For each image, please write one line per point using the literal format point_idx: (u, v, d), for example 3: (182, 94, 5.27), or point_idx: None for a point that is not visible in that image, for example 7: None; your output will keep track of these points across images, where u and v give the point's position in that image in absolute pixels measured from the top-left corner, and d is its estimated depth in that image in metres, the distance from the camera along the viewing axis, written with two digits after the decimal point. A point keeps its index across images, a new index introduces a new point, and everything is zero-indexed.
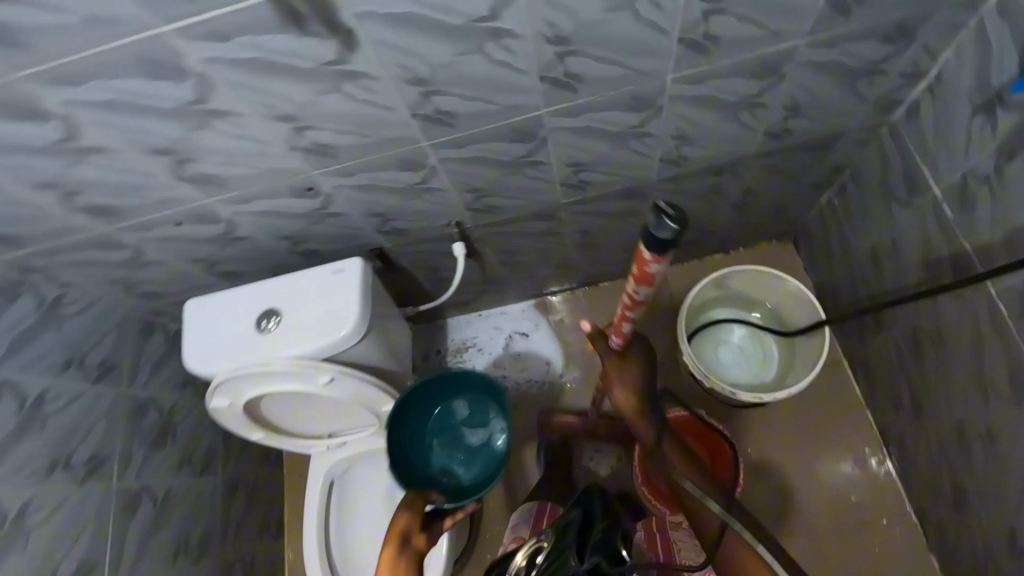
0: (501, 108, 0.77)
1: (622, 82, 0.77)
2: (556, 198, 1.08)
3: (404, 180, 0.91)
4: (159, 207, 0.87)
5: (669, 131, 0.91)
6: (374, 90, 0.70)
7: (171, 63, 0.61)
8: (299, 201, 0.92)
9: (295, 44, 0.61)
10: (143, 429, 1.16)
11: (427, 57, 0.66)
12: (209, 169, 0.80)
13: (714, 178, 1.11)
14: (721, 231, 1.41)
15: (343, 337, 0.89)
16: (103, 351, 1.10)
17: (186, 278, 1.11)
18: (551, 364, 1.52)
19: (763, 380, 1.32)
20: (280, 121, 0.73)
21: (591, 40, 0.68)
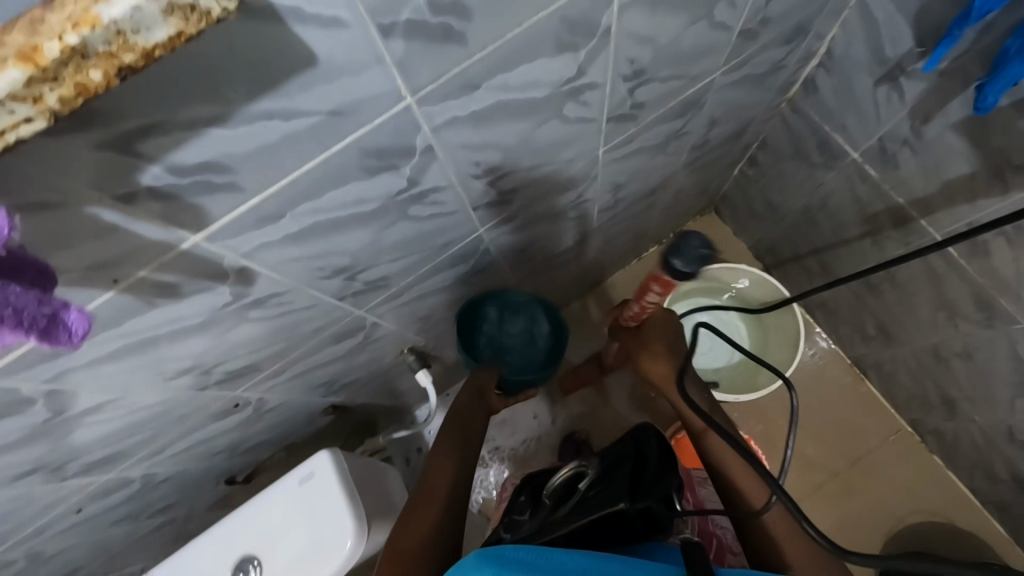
0: (436, 248, 0.66)
1: (557, 174, 0.68)
2: (504, 281, 0.97)
3: (345, 347, 0.77)
4: (47, 510, 0.66)
5: (604, 188, 0.84)
6: (289, 300, 0.55)
7: (2, 401, 0.43)
8: (227, 419, 0.74)
9: (173, 311, 0.45)
10: None
11: (345, 248, 0.52)
12: (100, 453, 0.61)
13: (645, 200, 1.07)
14: (654, 230, 1.39)
15: (346, 554, 0.74)
16: None
17: (110, 537, 0.89)
18: (540, 418, 1.39)
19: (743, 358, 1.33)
20: (178, 377, 0.56)
21: (521, 157, 0.58)
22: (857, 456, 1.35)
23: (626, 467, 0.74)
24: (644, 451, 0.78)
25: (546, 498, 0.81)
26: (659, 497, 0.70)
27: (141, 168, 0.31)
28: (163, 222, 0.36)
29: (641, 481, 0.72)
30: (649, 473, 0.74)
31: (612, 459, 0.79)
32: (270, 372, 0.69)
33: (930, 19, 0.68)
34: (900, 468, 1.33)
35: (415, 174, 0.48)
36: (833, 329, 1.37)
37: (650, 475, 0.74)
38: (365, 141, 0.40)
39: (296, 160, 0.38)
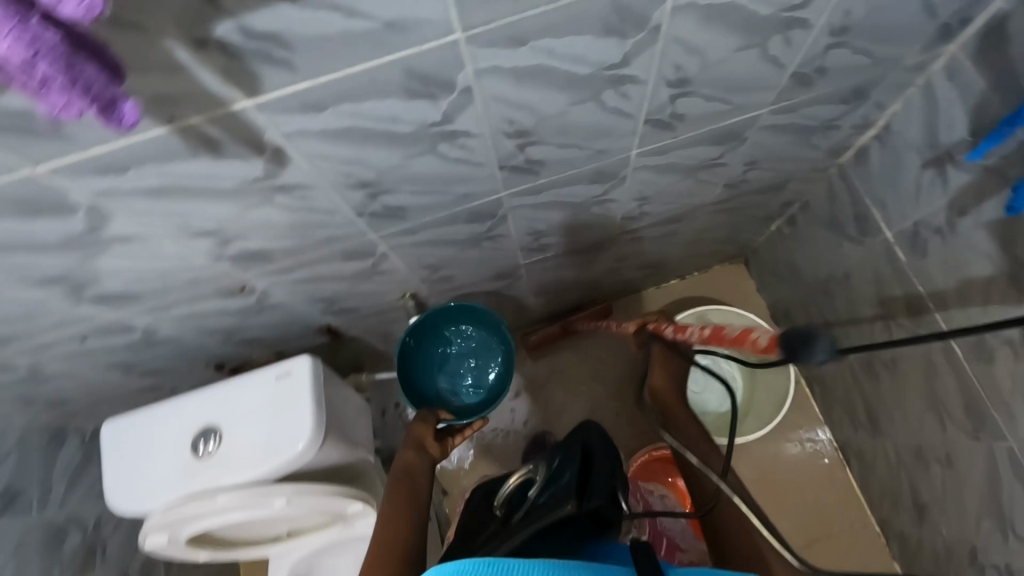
0: (456, 198, 0.70)
1: (585, 161, 0.71)
2: (515, 260, 1.00)
3: (353, 268, 0.82)
4: (56, 327, 0.73)
5: (630, 195, 0.87)
6: (312, 197, 0.60)
7: (51, 201, 0.49)
8: (231, 300, 0.80)
9: (209, 168, 0.50)
10: (64, 556, 1.01)
11: (372, 162, 0.57)
12: (115, 288, 0.67)
13: (673, 224, 1.09)
14: (677, 262, 1.40)
15: (298, 452, 0.79)
16: (5, 477, 0.94)
17: (102, 382, 0.96)
18: (516, 411, 1.42)
19: (728, 409, 1.33)
20: (199, 237, 0.62)
21: (554, 130, 0.62)
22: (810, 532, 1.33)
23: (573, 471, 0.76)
24: (589, 446, 0.82)
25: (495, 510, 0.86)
26: (607, 497, 0.73)
27: (218, 18, 0.37)
28: (223, 77, 0.41)
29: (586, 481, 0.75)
30: (598, 471, 0.77)
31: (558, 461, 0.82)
32: (278, 266, 0.75)
33: (987, 112, 0.69)
34: (853, 557, 1.30)
35: (451, 111, 0.53)
36: (826, 409, 1.36)
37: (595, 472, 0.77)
38: (411, 63, 0.45)
39: (348, 58, 0.43)
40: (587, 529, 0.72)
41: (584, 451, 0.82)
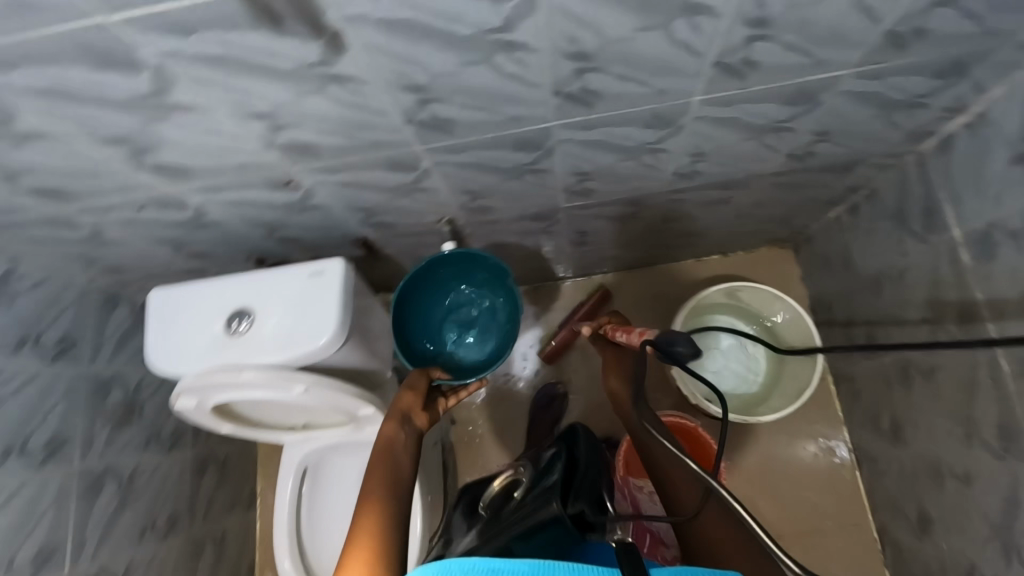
0: (506, 119, 0.69)
1: (644, 100, 0.69)
2: (555, 202, 0.99)
3: (395, 180, 0.83)
4: (118, 192, 0.78)
5: (685, 148, 0.84)
6: (364, 94, 0.61)
7: (121, 55, 0.52)
8: (276, 193, 0.83)
9: (269, 43, 0.51)
10: (107, 407, 1.12)
11: (426, 65, 0.57)
12: (172, 159, 0.71)
13: (724, 192, 1.05)
14: (722, 236, 1.36)
15: (320, 346, 0.83)
16: (62, 328, 1.04)
17: (154, 256, 1.03)
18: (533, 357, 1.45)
19: (746, 392, 1.30)
20: (253, 119, 0.63)
21: (616, 58, 0.59)
22: (804, 528, 1.32)
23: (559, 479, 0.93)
24: (575, 456, 1.00)
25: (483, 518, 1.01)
26: (588, 500, 0.89)
27: None
28: None
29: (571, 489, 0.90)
30: (581, 483, 0.93)
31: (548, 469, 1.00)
32: (324, 165, 0.76)
33: None
34: (843, 559, 1.28)
35: (513, 17, 0.52)
36: (848, 409, 1.33)
37: (579, 481, 0.93)
38: None
39: None
40: (572, 533, 0.83)
41: (571, 462, 1.00)
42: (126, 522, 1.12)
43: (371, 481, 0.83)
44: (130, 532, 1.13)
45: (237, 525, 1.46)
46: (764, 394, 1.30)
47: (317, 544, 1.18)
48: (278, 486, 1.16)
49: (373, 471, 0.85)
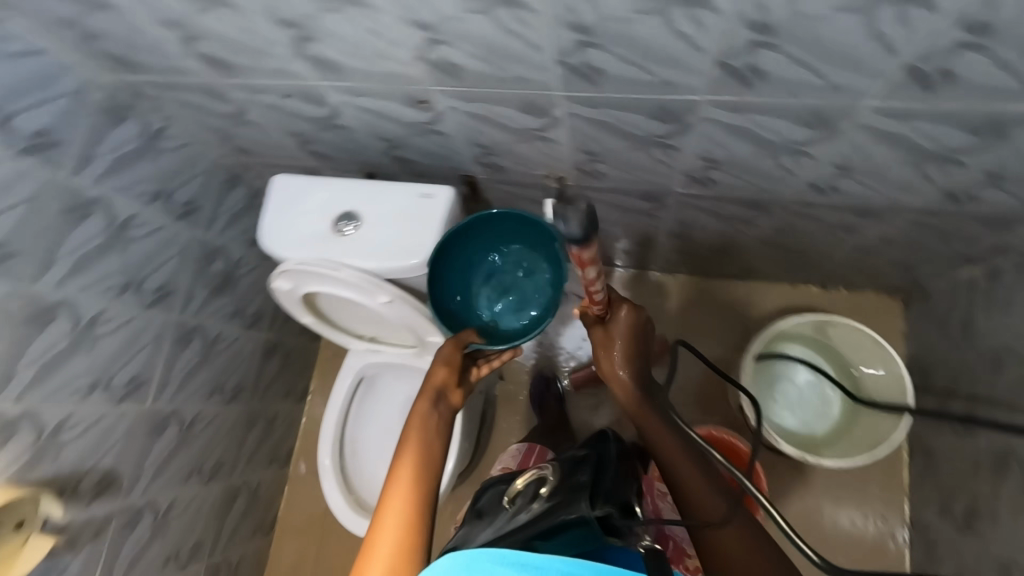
0: (657, 82, 0.67)
1: (810, 93, 0.64)
2: (670, 185, 0.96)
3: (523, 122, 0.83)
4: (272, 75, 0.83)
5: (832, 158, 0.77)
6: (528, 24, 0.61)
7: None
8: (409, 109, 0.85)
9: None
10: (209, 274, 1.22)
11: (601, 4, 0.55)
12: (329, 53, 0.74)
13: (855, 220, 0.97)
14: (830, 267, 1.27)
15: (414, 265, 0.87)
16: (190, 192, 1.13)
17: (281, 147, 1.10)
18: None
19: (811, 434, 1.23)
20: (415, 27, 0.65)
21: (799, 37, 0.55)
22: None
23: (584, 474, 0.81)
24: (601, 460, 0.86)
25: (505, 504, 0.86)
26: (616, 504, 0.77)
27: None
28: None
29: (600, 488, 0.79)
30: (605, 480, 0.82)
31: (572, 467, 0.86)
32: (462, 92, 0.77)
33: None
34: None
35: None
36: (918, 483, 1.23)
37: (607, 483, 0.81)
38: None
39: None
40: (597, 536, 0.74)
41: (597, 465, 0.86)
42: (201, 379, 1.24)
43: (403, 471, 0.80)
44: (202, 388, 1.24)
45: (286, 413, 1.57)
46: (831, 440, 1.22)
47: (355, 449, 1.26)
48: (334, 387, 1.24)
49: (406, 451, 0.83)
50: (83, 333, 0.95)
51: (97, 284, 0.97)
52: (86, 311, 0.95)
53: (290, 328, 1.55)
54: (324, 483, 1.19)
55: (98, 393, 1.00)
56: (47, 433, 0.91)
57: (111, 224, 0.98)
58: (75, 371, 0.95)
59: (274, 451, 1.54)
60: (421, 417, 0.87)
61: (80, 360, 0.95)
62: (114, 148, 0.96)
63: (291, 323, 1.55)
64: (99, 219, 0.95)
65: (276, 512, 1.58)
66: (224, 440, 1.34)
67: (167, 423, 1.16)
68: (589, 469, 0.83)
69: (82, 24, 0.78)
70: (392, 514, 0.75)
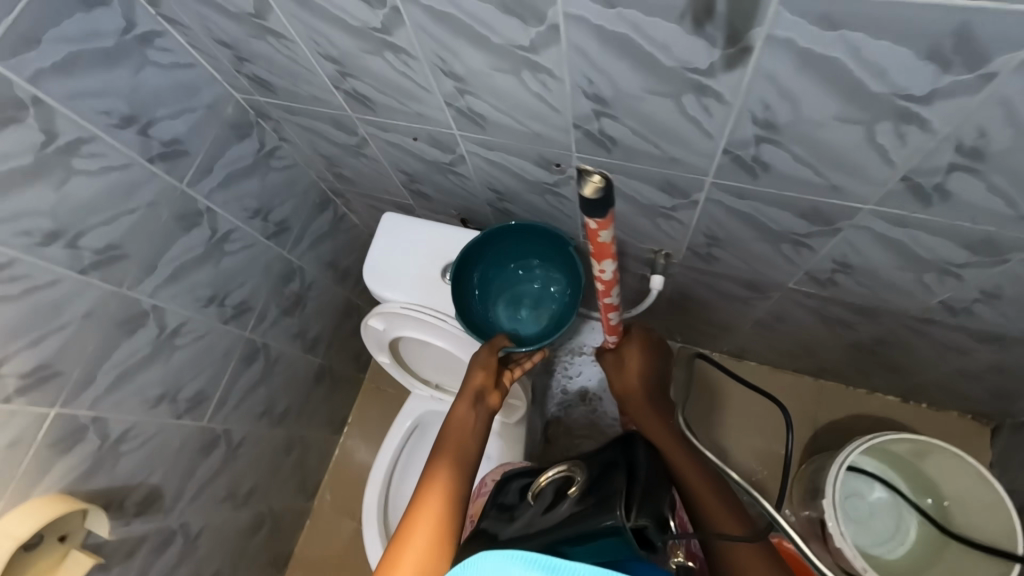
0: (824, 186, 0.64)
1: (993, 221, 0.61)
2: (785, 281, 0.92)
3: (654, 200, 0.81)
4: (410, 118, 0.82)
5: (980, 283, 0.73)
6: (711, 113, 0.59)
7: (533, 5, 0.53)
8: (540, 170, 0.83)
9: (676, 38, 0.51)
10: (284, 294, 1.20)
11: (802, 107, 0.54)
12: (480, 109, 0.73)
13: (977, 348, 0.91)
14: (920, 382, 1.20)
15: None
16: (285, 212, 1.13)
17: (383, 182, 1.09)
18: None
19: (886, 560, 1.14)
20: (587, 98, 0.63)
21: (1011, 169, 0.53)
22: None
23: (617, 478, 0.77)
24: (634, 463, 0.79)
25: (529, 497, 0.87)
26: (653, 515, 0.73)
27: None
28: None
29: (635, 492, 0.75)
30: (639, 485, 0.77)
31: (604, 472, 0.81)
32: (603, 162, 0.76)
33: None
34: None
35: (943, 93, 0.47)
36: None
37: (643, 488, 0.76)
38: (973, 18, 0.40)
39: None
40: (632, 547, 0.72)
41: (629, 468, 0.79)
42: (255, 399, 1.20)
43: (440, 483, 0.75)
44: (254, 409, 1.20)
45: (322, 442, 1.52)
46: (909, 569, 1.12)
47: (399, 499, 1.19)
48: (389, 429, 1.19)
49: (440, 458, 0.78)
50: (164, 342, 0.93)
51: (186, 294, 0.95)
52: (170, 320, 0.93)
53: (342, 357, 1.51)
54: (366, 531, 1.13)
55: (164, 405, 0.96)
56: (109, 442, 0.88)
57: (211, 236, 0.96)
58: (148, 381, 0.92)
59: (305, 482, 1.47)
60: (462, 423, 0.82)
61: (155, 369, 0.92)
62: (230, 163, 0.96)
63: (343, 351, 1.51)
64: (203, 230, 0.94)
65: (293, 546, 1.49)
66: (262, 466, 1.28)
67: (216, 442, 1.11)
68: (623, 475, 0.77)
69: (240, 47, 0.79)
70: (414, 524, 0.69)
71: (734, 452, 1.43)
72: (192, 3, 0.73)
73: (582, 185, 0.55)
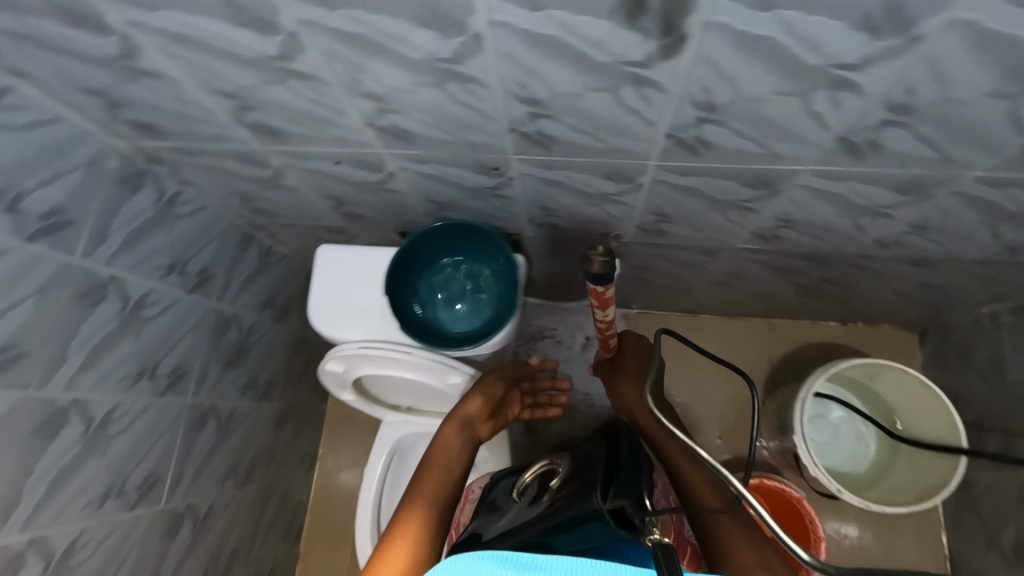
0: (766, 155, 0.65)
1: (922, 166, 0.63)
2: (733, 241, 0.94)
3: (599, 188, 0.79)
4: (327, 143, 0.75)
5: (911, 219, 0.78)
6: (651, 101, 0.57)
7: (452, 15, 0.48)
8: (476, 176, 0.79)
9: (610, 33, 0.48)
10: (222, 346, 1.10)
11: (741, 86, 0.53)
12: (406, 125, 0.67)
13: (907, 268, 0.98)
14: (858, 306, 1.29)
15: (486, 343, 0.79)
16: (204, 259, 1.02)
17: (309, 208, 1.01)
18: None
19: (852, 473, 1.24)
20: (521, 103, 0.60)
21: (937, 119, 0.54)
22: None
23: (597, 466, 0.72)
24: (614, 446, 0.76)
25: (517, 496, 0.86)
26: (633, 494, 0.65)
27: None
28: None
29: (613, 478, 0.69)
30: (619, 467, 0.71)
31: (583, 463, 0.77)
32: (543, 160, 0.73)
33: None
34: None
35: (873, 58, 0.47)
36: (954, 514, 1.27)
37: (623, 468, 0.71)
38: None
39: None
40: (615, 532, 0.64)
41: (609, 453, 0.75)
42: (216, 463, 1.11)
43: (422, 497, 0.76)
44: (217, 473, 1.11)
45: (298, 483, 1.44)
46: (871, 478, 1.23)
47: None
48: (368, 462, 1.13)
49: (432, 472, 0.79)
50: (95, 436, 0.82)
51: (109, 377, 0.84)
52: (96, 411, 0.82)
53: (302, 393, 1.43)
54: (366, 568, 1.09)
55: (111, 502, 0.86)
56: (55, 561, 0.77)
57: (123, 307, 0.85)
58: (87, 482, 0.81)
59: (288, 528, 1.40)
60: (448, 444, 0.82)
61: (91, 467, 0.82)
62: (127, 221, 0.84)
63: (301, 387, 1.43)
64: (113, 302, 0.83)
65: None
66: (239, 528, 1.20)
67: (181, 521, 1.02)
68: (602, 461, 0.73)
69: (112, 92, 0.68)
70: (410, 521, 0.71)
71: (704, 401, 1.50)
72: (39, 52, 0.61)
73: (593, 261, 0.77)
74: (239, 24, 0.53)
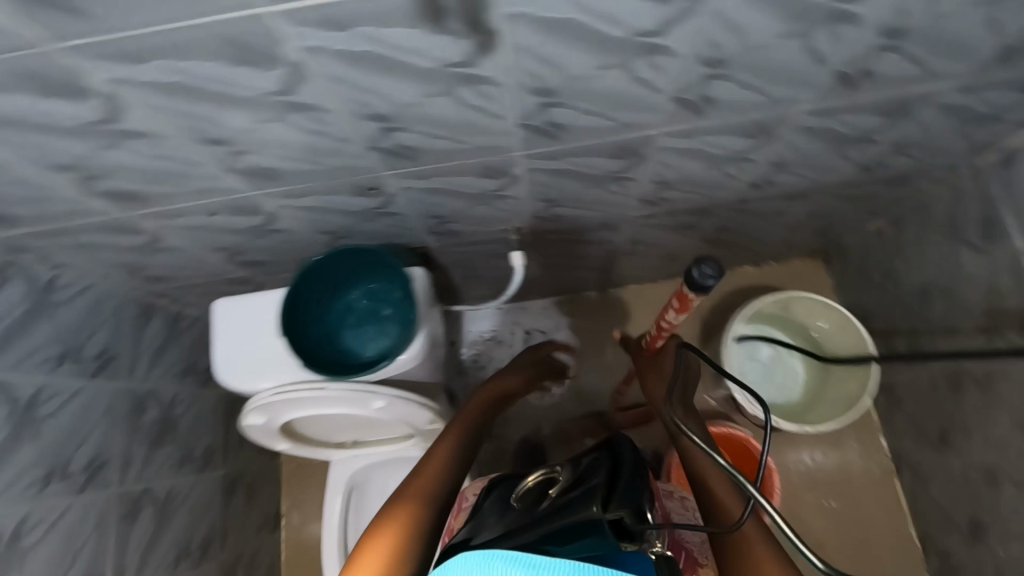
0: (617, 126, 0.68)
1: (755, 109, 0.69)
2: (625, 211, 0.98)
3: (480, 187, 0.81)
4: (194, 196, 0.74)
5: (769, 159, 0.84)
6: (491, 97, 0.59)
7: (263, 49, 0.49)
8: (357, 199, 0.79)
9: (422, 40, 0.49)
10: (143, 426, 1.05)
11: (565, 68, 0.56)
12: (265, 163, 0.68)
13: (787, 203, 1.05)
14: (762, 247, 1.37)
15: (402, 362, 0.79)
16: (102, 341, 0.97)
17: (204, 265, 0.98)
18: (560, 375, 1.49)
19: (789, 402, 1.32)
20: (368, 121, 0.61)
21: (748, 65, 0.59)
22: (857, 538, 1.34)
23: (599, 472, 0.67)
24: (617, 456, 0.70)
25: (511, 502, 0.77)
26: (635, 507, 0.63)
27: None
28: None
29: (616, 485, 0.65)
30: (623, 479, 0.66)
31: (586, 468, 0.70)
32: (416, 170, 0.74)
33: None
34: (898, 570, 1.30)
35: (668, 22, 0.51)
36: (887, 418, 1.36)
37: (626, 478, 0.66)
38: None
39: None
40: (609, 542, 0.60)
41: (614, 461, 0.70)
42: (162, 549, 1.05)
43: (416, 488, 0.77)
44: (165, 559, 1.06)
45: (265, 546, 1.39)
46: (806, 402, 1.31)
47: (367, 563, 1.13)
48: (326, 508, 1.10)
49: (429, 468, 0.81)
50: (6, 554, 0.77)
51: (10, 488, 0.79)
52: None
53: (249, 453, 1.37)
54: None
55: None
56: None
57: (12, 411, 0.80)
58: None
59: None
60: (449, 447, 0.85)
61: None
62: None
63: (247, 447, 1.38)
64: None
65: None
66: None
67: None
68: (607, 469, 0.68)
69: None
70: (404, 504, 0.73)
71: None
72: None
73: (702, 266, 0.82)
74: (50, 94, 0.52)
